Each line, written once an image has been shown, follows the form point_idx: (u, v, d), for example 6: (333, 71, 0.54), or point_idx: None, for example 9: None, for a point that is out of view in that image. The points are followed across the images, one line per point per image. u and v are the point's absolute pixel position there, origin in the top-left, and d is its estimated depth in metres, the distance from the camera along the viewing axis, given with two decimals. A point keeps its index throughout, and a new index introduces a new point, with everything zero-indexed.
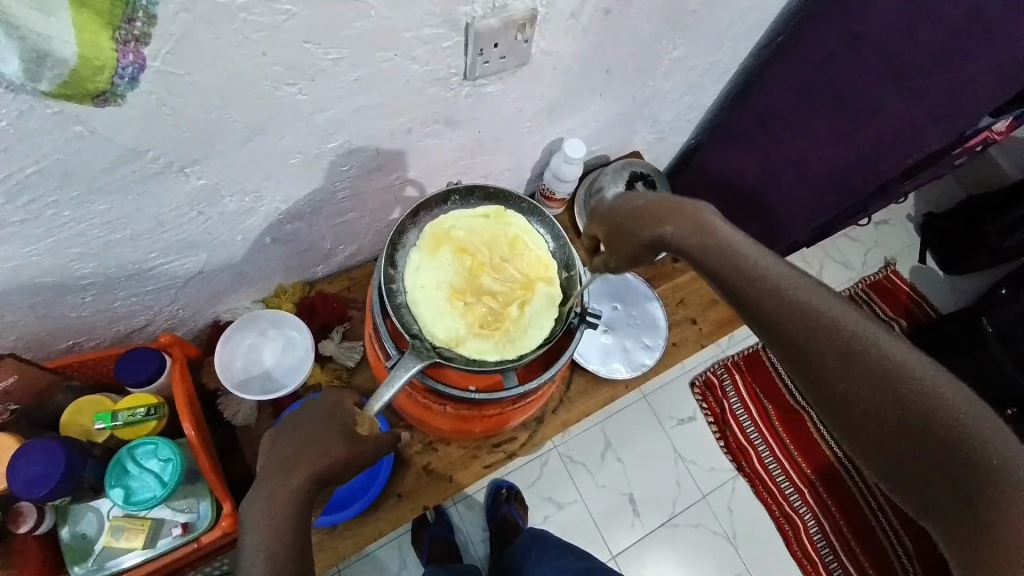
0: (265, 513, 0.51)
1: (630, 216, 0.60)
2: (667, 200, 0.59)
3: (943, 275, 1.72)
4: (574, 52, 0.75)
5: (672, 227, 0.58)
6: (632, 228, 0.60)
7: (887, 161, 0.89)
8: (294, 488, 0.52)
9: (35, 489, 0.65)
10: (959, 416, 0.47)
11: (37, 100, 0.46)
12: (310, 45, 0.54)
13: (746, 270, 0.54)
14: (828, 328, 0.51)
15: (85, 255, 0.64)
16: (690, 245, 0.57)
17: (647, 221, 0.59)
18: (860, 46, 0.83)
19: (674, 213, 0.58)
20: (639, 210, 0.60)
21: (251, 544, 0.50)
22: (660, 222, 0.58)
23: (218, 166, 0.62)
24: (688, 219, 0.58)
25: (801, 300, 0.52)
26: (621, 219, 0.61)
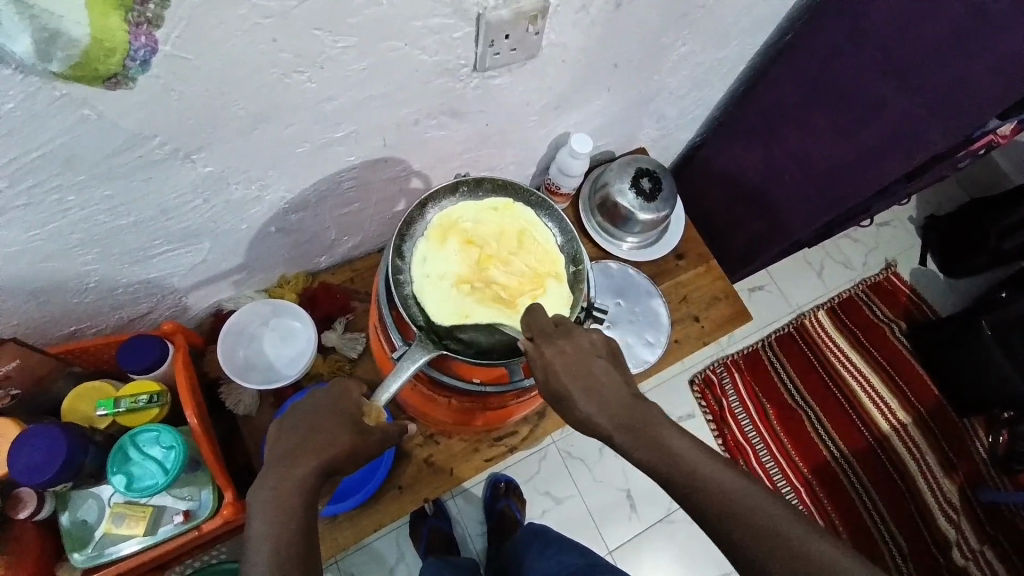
0: (270, 503, 0.51)
1: (575, 379, 0.55)
2: (603, 375, 0.56)
3: (944, 277, 1.72)
4: (583, 45, 0.75)
5: (603, 406, 0.56)
6: (576, 398, 0.56)
7: (888, 162, 0.89)
8: (300, 479, 0.52)
9: (36, 476, 0.65)
10: None
11: (45, 81, 0.45)
12: (320, 32, 0.53)
13: (699, 488, 0.53)
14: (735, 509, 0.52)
15: (88, 242, 0.64)
16: (609, 423, 0.56)
17: (583, 392, 0.56)
18: (865, 41, 0.83)
19: (602, 391, 0.56)
20: (587, 376, 0.56)
21: (254, 533, 0.50)
22: (597, 400, 0.56)
23: (223, 154, 0.62)
24: (624, 402, 0.56)
25: (722, 491, 0.53)
26: (575, 367, 0.56)
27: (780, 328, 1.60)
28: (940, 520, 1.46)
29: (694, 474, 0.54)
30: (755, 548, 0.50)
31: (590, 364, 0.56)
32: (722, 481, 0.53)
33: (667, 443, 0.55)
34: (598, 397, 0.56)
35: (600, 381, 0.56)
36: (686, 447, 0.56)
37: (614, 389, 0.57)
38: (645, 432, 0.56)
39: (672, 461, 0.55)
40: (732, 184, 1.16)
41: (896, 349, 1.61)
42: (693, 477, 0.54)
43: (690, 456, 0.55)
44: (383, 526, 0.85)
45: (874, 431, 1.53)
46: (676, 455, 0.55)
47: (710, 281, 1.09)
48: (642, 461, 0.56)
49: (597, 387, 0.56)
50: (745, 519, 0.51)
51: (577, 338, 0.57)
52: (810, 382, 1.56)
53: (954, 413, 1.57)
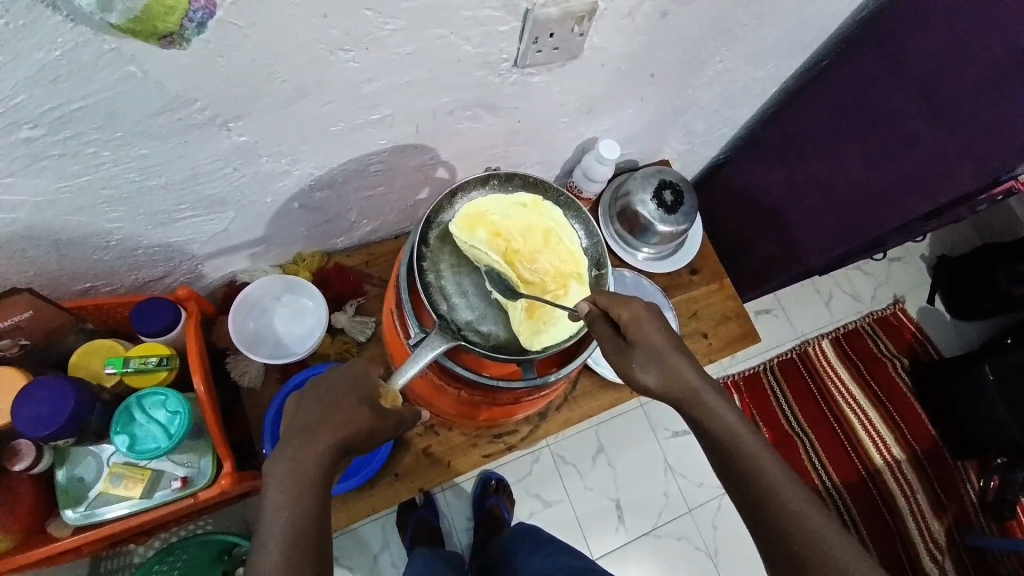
0: (289, 474, 0.50)
1: (644, 344, 0.57)
2: (666, 346, 0.57)
3: (949, 318, 1.73)
4: (624, 51, 0.75)
5: (667, 369, 0.57)
6: (641, 356, 0.57)
7: (915, 197, 0.88)
8: (318, 454, 0.51)
9: (39, 428, 0.65)
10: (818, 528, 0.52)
11: (96, 34, 0.45)
12: (371, 12, 0.53)
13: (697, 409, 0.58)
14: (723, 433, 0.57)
15: (115, 199, 0.64)
16: (667, 388, 0.58)
17: (648, 350, 0.57)
18: (905, 74, 0.83)
19: (662, 358, 0.57)
20: (656, 337, 0.58)
21: (273, 503, 0.50)
22: (663, 363, 0.57)
23: (259, 125, 0.62)
24: (689, 377, 0.57)
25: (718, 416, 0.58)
26: (640, 332, 0.57)
27: (784, 353, 1.60)
28: (925, 560, 1.46)
29: (726, 435, 0.57)
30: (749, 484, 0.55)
31: (660, 327, 0.58)
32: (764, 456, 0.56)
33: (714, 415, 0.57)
34: (664, 360, 0.57)
35: (666, 345, 0.58)
36: (734, 418, 0.57)
37: (682, 357, 0.58)
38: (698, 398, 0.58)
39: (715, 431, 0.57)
40: (752, 205, 1.16)
41: (897, 386, 1.62)
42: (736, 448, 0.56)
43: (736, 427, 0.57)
44: (376, 511, 0.85)
45: (868, 465, 1.53)
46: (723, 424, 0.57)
47: (722, 299, 1.09)
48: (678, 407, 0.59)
49: (662, 350, 0.57)
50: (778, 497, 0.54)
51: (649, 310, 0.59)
52: (809, 410, 1.56)
53: (949, 455, 1.57)
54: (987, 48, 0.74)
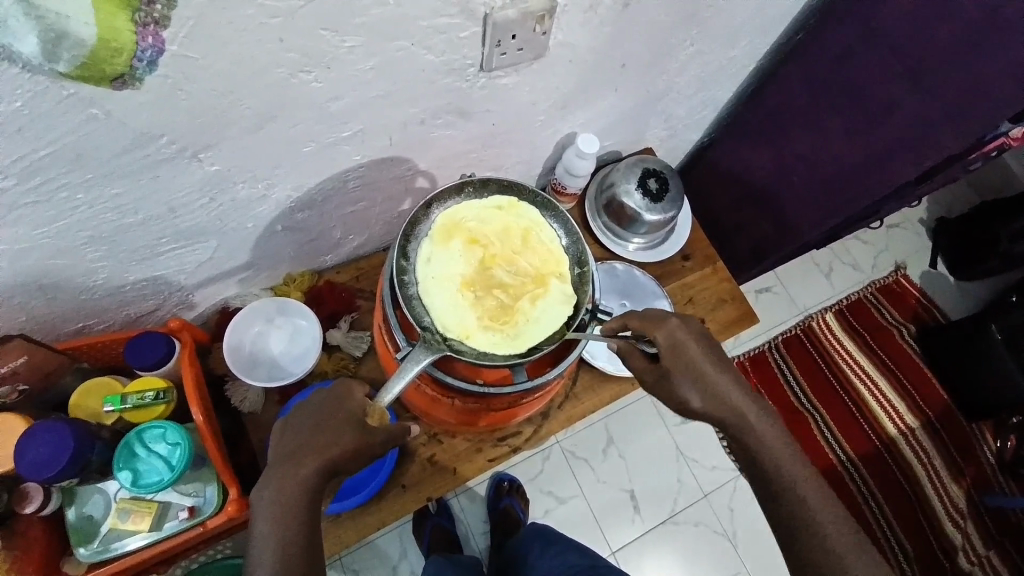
0: (274, 503, 0.52)
1: (685, 367, 0.62)
2: (705, 368, 0.62)
3: (953, 280, 1.71)
4: (590, 44, 0.74)
5: (704, 386, 0.62)
6: (682, 376, 0.62)
7: (897, 161, 0.88)
8: (302, 479, 0.52)
9: (42, 472, 0.65)
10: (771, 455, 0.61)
11: (52, 80, 0.45)
12: (327, 32, 0.53)
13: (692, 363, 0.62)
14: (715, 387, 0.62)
15: (96, 239, 0.64)
16: (706, 405, 0.62)
17: (687, 371, 0.62)
18: (877, 42, 0.82)
19: (702, 379, 0.62)
20: (695, 358, 0.62)
21: (259, 532, 0.51)
22: (704, 384, 0.62)
23: (230, 152, 0.62)
24: (727, 395, 0.62)
25: (711, 374, 0.62)
26: (679, 355, 0.62)
27: (787, 329, 1.58)
28: (946, 525, 1.45)
29: (712, 383, 0.62)
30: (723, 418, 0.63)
31: (697, 348, 0.62)
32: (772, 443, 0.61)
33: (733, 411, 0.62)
34: (704, 379, 0.62)
35: (703, 363, 0.62)
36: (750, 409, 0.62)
37: (716, 374, 0.62)
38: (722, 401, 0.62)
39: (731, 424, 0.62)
40: (739, 185, 1.16)
41: (906, 353, 1.60)
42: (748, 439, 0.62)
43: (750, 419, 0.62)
44: (386, 524, 0.85)
45: (882, 435, 1.52)
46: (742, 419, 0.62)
47: (717, 282, 1.08)
48: (700, 405, 0.62)
49: (701, 371, 0.62)
50: (783, 487, 0.59)
51: (686, 332, 0.63)
52: (817, 385, 1.55)
53: (963, 417, 1.55)
54: (955, 15, 0.73)
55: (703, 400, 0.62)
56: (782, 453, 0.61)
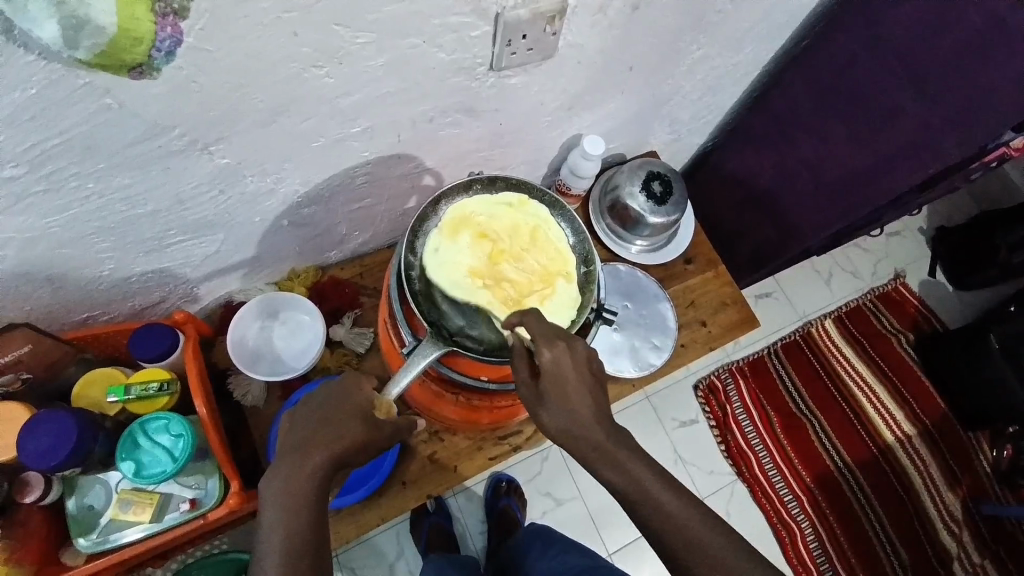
0: (283, 491, 0.51)
1: (556, 394, 0.56)
2: (576, 400, 0.56)
3: (952, 289, 1.72)
4: (599, 46, 0.75)
5: (568, 417, 0.56)
6: (552, 401, 0.56)
7: (901, 166, 0.88)
8: (311, 469, 0.52)
9: (45, 461, 0.65)
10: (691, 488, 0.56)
11: (68, 69, 0.46)
12: (341, 28, 0.54)
13: (564, 388, 0.56)
14: (580, 420, 0.56)
15: (103, 230, 0.65)
16: (570, 435, 0.56)
17: (559, 399, 0.56)
18: (881, 49, 0.83)
19: (567, 410, 0.56)
20: (571, 387, 0.56)
21: (268, 521, 0.51)
22: (570, 415, 0.56)
23: (239, 146, 0.62)
24: (592, 431, 0.56)
25: (583, 407, 0.56)
26: (555, 381, 0.56)
27: (786, 335, 1.59)
28: (941, 533, 1.46)
29: (577, 415, 0.56)
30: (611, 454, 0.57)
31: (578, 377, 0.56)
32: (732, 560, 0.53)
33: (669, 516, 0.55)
34: (570, 410, 0.56)
35: (578, 392, 0.56)
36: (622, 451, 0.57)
37: (586, 406, 0.56)
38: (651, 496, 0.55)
39: (668, 531, 0.55)
40: (742, 190, 1.16)
41: (904, 361, 1.61)
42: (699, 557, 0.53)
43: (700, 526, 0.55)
44: (386, 520, 0.85)
45: (880, 443, 1.52)
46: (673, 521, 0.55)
47: (719, 286, 1.09)
48: (562, 433, 0.56)
49: (572, 402, 0.56)
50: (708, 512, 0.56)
51: (569, 360, 0.56)
52: (815, 391, 1.55)
53: (960, 426, 1.56)
54: (963, 20, 0.74)
55: (566, 429, 0.56)
56: None
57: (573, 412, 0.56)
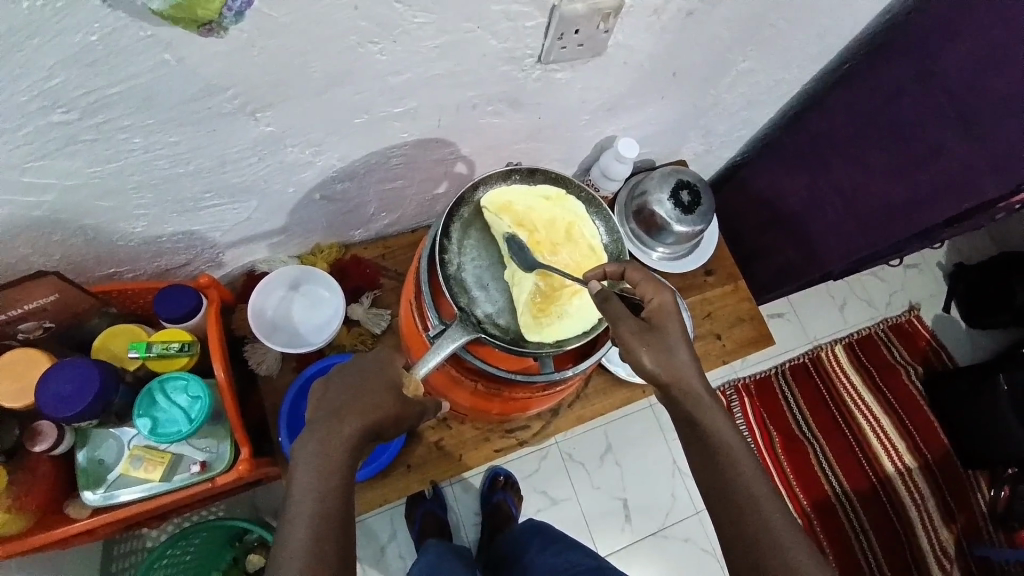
0: (315, 455, 0.52)
1: (659, 335, 0.57)
2: (677, 346, 0.58)
3: (965, 327, 1.71)
4: (648, 49, 0.74)
5: (667, 359, 0.57)
6: (654, 342, 0.57)
7: (938, 206, 0.86)
8: (347, 436, 0.53)
9: (64, 409, 0.66)
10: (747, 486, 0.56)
11: (134, 19, 0.46)
12: (401, 5, 0.53)
13: (667, 332, 0.57)
14: (680, 366, 0.57)
15: (143, 185, 0.65)
16: (665, 380, 0.57)
17: (662, 340, 0.57)
18: (931, 84, 0.82)
19: (667, 354, 0.57)
20: (673, 333, 0.58)
21: (301, 483, 0.51)
22: (670, 358, 0.57)
23: (286, 114, 0.62)
24: (687, 380, 0.58)
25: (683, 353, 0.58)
26: (661, 322, 0.58)
27: (795, 357, 1.59)
28: (934, 568, 1.45)
29: (676, 361, 0.57)
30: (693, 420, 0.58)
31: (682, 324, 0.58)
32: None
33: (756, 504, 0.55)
34: (670, 353, 0.57)
35: (678, 341, 0.58)
36: (713, 410, 0.58)
37: (684, 354, 0.58)
38: (739, 480, 0.56)
39: (748, 521, 0.55)
40: (769, 209, 1.16)
41: (911, 395, 1.60)
42: (776, 563, 0.53)
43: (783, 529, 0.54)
44: (387, 501, 0.86)
45: (879, 471, 1.52)
46: (755, 509, 0.55)
47: (737, 301, 1.09)
48: (658, 376, 0.57)
49: (673, 346, 0.57)
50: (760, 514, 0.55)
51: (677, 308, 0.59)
52: (820, 416, 1.55)
53: (960, 463, 1.55)
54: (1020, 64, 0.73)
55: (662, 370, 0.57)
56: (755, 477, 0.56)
57: (672, 356, 0.57)
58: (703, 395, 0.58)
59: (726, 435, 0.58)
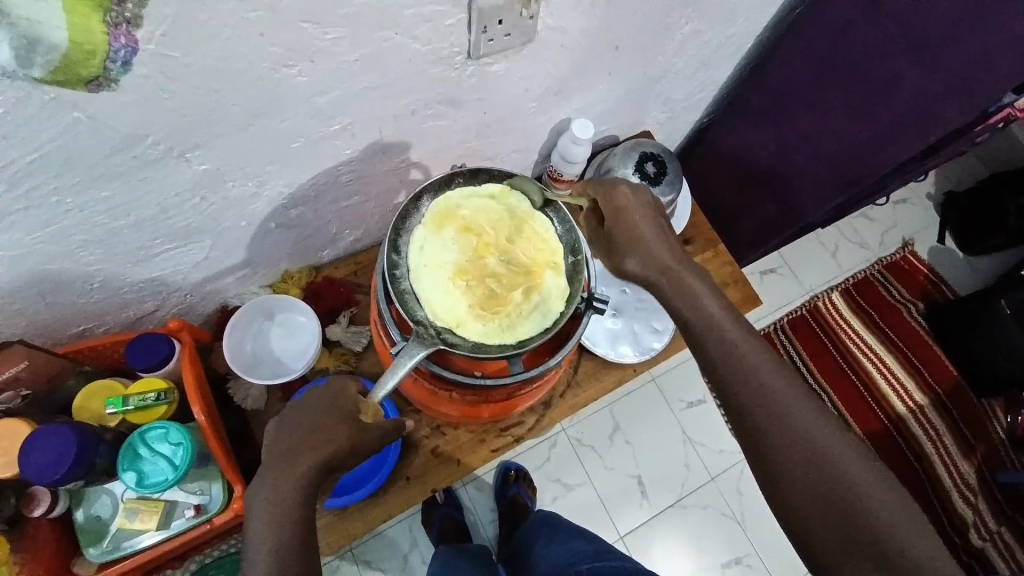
0: (269, 499, 0.53)
1: (624, 230, 0.65)
2: (641, 232, 0.65)
3: (962, 254, 1.68)
4: (583, 26, 0.72)
5: (642, 253, 0.64)
6: (622, 240, 0.65)
7: (907, 138, 0.86)
8: (299, 476, 0.54)
9: (47, 474, 0.66)
10: (750, 377, 0.59)
11: (33, 86, 0.45)
12: (308, 24, 0.52)
13: (630, 227, 0.65)
14: (654, 257, 0.64)
15: (89, 242, 0.64)
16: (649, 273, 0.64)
17: (628, 235, 0.65)
18: (878, 13, 0.78)
19: (636, 244, 0.64)
20: (636, 223, 0.65)
21: (255, 531, 0.53)
22: (641, 250, 0.64)
23: (218, 152, 0.62)
24: (666, 263, 0.64)
25: (651, 242, 0.65)
26: (621, 216, 0.65)
27: (792, 310, 1.57)
28: (957, 502, 1.44)
29: (646, 252, 0.64)
30: (689, 323, 0.63)
31: (641, 214, 0.65)
32: (841, 461, 0.55)
33: (759, 383, 0.58)
34: (641, 245, 0.64)
35: (643, 232, 0.65)
36: (700, 285, 0.63)
37: (657, 242, 0.65)
38: (737, 369, 0.59)
39: (747, 406, 0.58)
40: (739, 166, 1.14)
41: (915, 330, 1.58)
42: (778, 442, 0.57)
43: (813, 420, 0.57)
44: (391, 516, 0.85)
45: (890, 412, 1.51)
46: (760, 397, 0.58)
47: (719, 266, 1.07)
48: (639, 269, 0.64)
49: (640, 237, 0.65)
50: (763, 400, 0.58)
51: (635, 197, 0.66)
52: (825, 367, 1.53)
53: (973, 394, 1.53)
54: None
55: (642, 265, 0.64)
56: (755, 362, 0.59)
57: (641, 243, 0.65)
58: (697, 287, 0.63)
59: (738, 337, 0.61)
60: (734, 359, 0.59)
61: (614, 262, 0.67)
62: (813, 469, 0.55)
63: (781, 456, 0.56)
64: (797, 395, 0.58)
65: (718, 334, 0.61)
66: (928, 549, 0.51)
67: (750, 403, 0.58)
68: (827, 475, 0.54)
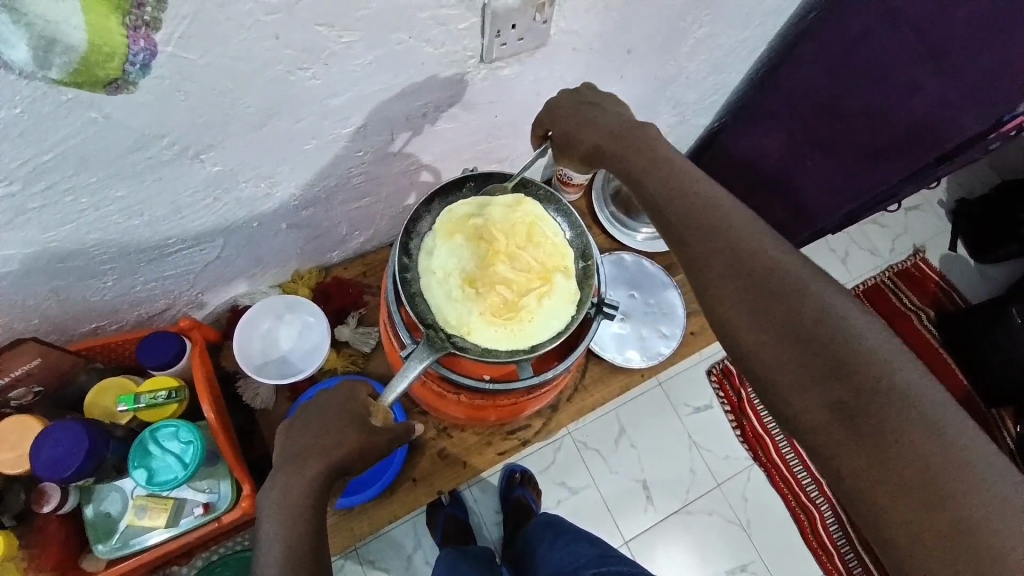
0: (280, 500, 0.54)
1: (570, 119, 0.63)
2: (585, 114, 0.63)
3: (974, 263, 1.67)
4: (596, 30, 0.72)
5: (592, 128, 0.62)
6: (569, 131, 0.63)
7: (920, 145, 0.83)
8: (309, 478, 0.55)
9: (58, 471, 0.67)
10: (719, 239, 0.52)
11: (50, 86, 0.45)
12: (324, 27, 0.52)
13: (577, 111, 0.63)
14: (601, 121, 0.62)
15: (102, 240, 0.65)
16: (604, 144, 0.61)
17: (574, 120, 0.63)
18: (898, 21, 0.79)
19: (588, 124, 0.62)
20: (574, 108, 0.64)
21: (268, 534, 0.53)
22: (590, 124, 0.62)
23: (231, 153, 0.62)
24: (618, 126, 0.61)
25: (599, 112, 0.63)
26: (562, 111, 0.65)
27: None
28: None
29: (593, 124, 0.62)
30: (648, 189, 0.57)
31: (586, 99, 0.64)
32: (827, 324, 0.46)
33: (726, 243, 0.51)
34: (590, 123, 0.62)
35: (585, 111, 0.63)
36: (659, 142, 0.60)
37: (601, 115, 0.62)
38: (700, 233, 0.53)
39: (710, 277, 0.51)
40: (750, 171, 1.13)
41: (924, 338, 1.57)
42: (743, 312, 0.49)
43: (812, 290, 0.48)
44: (397, 517, 0.86)
45: None
46: (723, 262, 0.51)
47: None
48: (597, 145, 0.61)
49: (587, 117, 0.63)
50: (728, 267, 0.50)
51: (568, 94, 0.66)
52: None
53: (982, 405, 1.51)
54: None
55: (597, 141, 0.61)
56: (722, 222, 0.52)
57: (592, 122, 0.62)
58: (657, 147, 0.59)
59: (725, 215, 0.53)
60: (696, 221, 0.53)
61: (588, 141, 0.62)
62: (823, 356, 0.45)
63: (772, 337, 0.47)
64: (800, 272, 0.49)
65: (679, 195, 0.55)
66: (953, 438, 0.41)
67: (736, 282, 0.50)
68: (830, 358, 0.45)
